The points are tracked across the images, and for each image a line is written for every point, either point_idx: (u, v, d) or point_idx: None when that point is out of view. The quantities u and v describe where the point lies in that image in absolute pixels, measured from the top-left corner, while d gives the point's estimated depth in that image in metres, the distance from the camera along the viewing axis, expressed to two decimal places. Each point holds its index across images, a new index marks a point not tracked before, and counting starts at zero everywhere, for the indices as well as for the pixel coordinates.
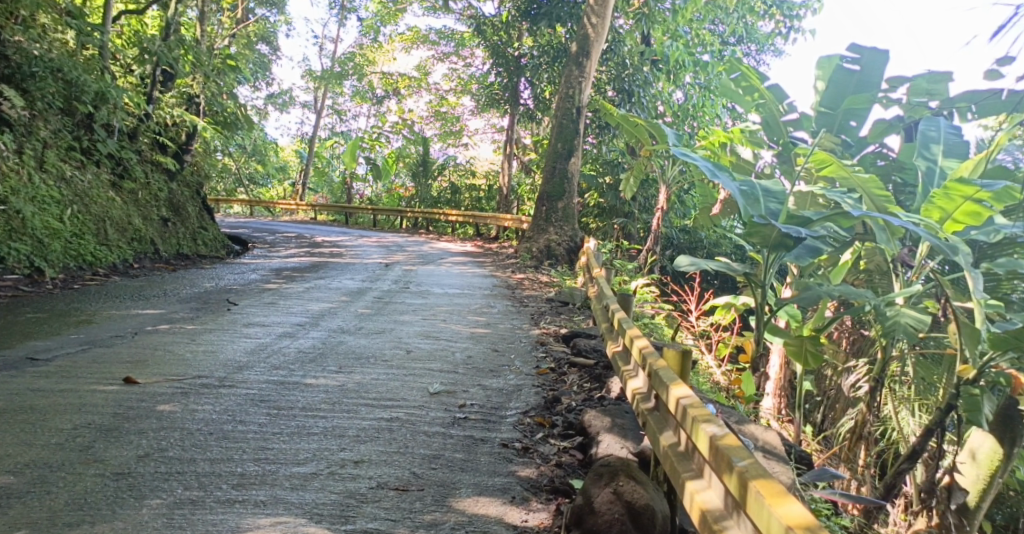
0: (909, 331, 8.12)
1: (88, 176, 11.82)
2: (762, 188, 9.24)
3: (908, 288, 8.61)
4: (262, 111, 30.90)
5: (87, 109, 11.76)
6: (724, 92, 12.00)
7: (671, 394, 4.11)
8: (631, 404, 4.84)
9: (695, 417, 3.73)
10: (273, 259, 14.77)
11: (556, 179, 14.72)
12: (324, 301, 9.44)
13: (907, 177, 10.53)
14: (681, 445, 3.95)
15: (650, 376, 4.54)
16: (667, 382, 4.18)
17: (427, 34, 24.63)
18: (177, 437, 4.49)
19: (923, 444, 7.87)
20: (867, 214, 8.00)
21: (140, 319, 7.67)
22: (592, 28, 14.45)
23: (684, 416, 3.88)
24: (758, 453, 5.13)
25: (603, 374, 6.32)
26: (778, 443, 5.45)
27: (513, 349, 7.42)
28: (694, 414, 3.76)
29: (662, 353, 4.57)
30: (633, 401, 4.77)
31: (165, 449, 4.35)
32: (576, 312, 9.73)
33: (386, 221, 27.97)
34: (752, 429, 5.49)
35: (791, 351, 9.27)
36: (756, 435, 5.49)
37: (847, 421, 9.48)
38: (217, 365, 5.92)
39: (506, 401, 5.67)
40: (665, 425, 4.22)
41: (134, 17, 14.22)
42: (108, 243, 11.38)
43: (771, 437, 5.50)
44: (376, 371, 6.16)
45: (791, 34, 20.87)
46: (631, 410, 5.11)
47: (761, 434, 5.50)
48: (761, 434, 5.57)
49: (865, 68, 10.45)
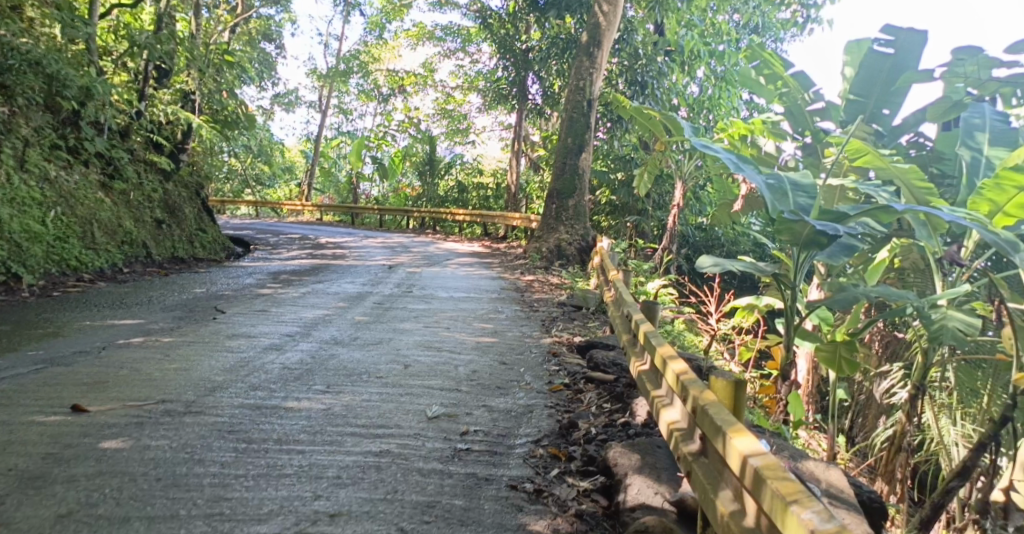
0: (958, 337, 7.35)
1: (75, 176, 11.19)
2: (791, 181, 8.36)
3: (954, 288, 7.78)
4: (267, 110, 30.31)
5: (70, 105, 11.12)
6: (745, 82, 11.17)
7: (732, 447, 3.39)
8: (667, 441, 4.13)
9: (780, 496, 2.99)
10: (273, 261, 14.07)
11: (566, 175, 14.02)
12: (320, 308, 8.73)
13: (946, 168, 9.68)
14: (749, 518, 3.24)
15: (695, 412, 3.84)
16: (726, 431, 3.45)
17: (432, 31, 23.94)
18: (114, 487, 3.79)
19: (975, 459, 6.65)
20: (911, 207, 7.11)
21: (114, 331, 6.99)
22: (603, 17, 13.74)
23: (757, 485, 3.15)
24: (825, 500, 4.37)
25: (626, 392, 5.58)
26: (845, 485, 4.65)
27: (524, 362, 6.69)
28: (779, 489, 3.02)
29: (709, 383, 3.87)
30: (670, 436, 4.07)
31: (95, 504, 3.65)
32: (590, 317, 9.00)
33: (392, 221, 27.22)
34: (814, 468, 4.71)
35: (824, 357, 8.47)
36: (817, 474, 4.70)
37: (884, 432, 8.60)
38: (187, 386, 5.22)
39: (516, 426, 4.96)
40: (720, 482, 3.52)
41: (128, 12, 13.60)
42: (95, 247, 10.71)
43: (837, 478, 4.70)
44: (367, 392, 5.44)
45: (809, 24, 20.02)
46: (664, 445, 4.39)
47: (825, 474, 4.70)
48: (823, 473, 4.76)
49: (900, 51, 9.69)
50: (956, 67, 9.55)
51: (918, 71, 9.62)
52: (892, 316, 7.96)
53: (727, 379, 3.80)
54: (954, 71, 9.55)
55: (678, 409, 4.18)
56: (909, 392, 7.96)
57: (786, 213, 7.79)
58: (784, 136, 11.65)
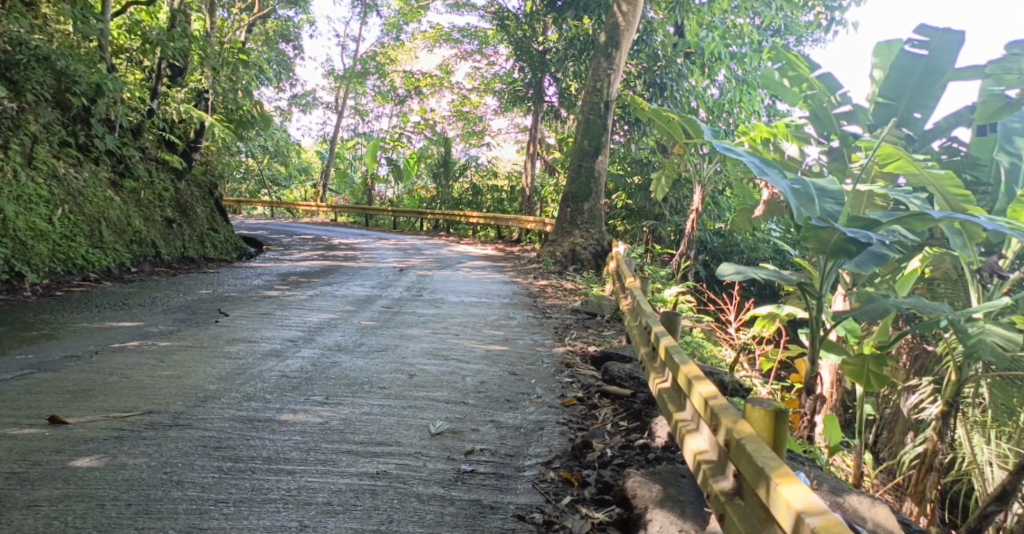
0: (997, 353, 7.01)
1: (85, 174, 10.86)
2: (817, 186, 7.93)
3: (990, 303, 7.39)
4: (284, 111, 30.10)
5: (81, 101, 10.83)
6: (770, 84, 10.83)
7: (779, 495, 3.05)
8: (693, 472, 3.80)
9: None
10: (284, 262, 13.79)
11: (582, 178, 13.68)
12: (326, 312, 8.41)
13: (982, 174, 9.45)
14: None
15: (729, 444, 3.50)
16: (772, 476, 3.10)
17: (450, 33, 23.62)
18: (79, 515, 3.52)
19: (1015, 483, 6.37)
20: (948, 215, 6.88)
21: (111, 333, 6.69)
22: (622, 17, 13.37)
23: None
24: None
25: (643, 409, 5.21)
26: (893, 524, 4.25)
27: (535, 373, 6.34)
28: None
29: (745, 412, 3.53)
30: (698, 469, 3.74)
31: None
32: (606, 325, 8.65)
33: (407, 223, 26.92)
34: (856, 505, 4.31)
35: (850, 371, 8.16)
36: (861, 512, 4.30)
37: (913, 449, 8.19)
38: (177, 395, 4.90)
39: (525, 446, 4.62)
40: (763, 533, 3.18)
41: (144, 10, 13.24)
42: (102, 246, 10.38)
43: (883, 516, 4.30)
44: (368, 404, 5.10)
45: (832, 26, 19.62)
46: (689, 475, 3.98)
47: (869, 511, 4.31)
48: (867, 510, 4.36)
49: (934, 53, 9.29)
50: (1006, 63, 9.07)
51: (952, 74, 9.25)
52: (926, 329, 7.55)
53: (764, 408, 3.41)
54: (1002, 66, 9.09)
55: (705, 436, 3.85)
56: (941, 410, 7.59)
57: (815, 220, 7.44)
58: (807, 141, 11.28)
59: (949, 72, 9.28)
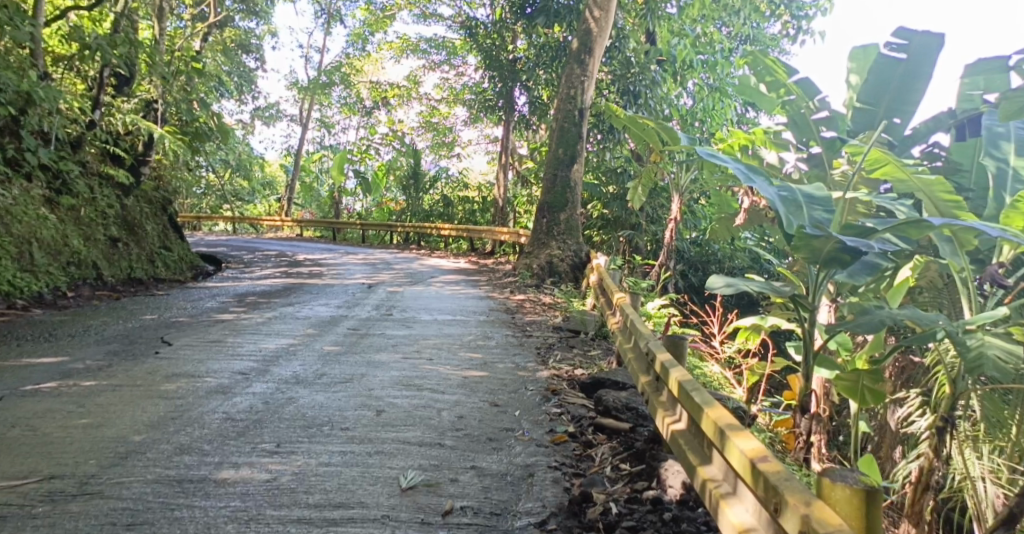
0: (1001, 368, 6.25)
1: (14, 190, 9.99)
2: (804, 193, 7.27)
3: (988, 314, 6.73)
4: (246, 124, 29.18)
5: (7, 111, 10.00)
6: (745, 91, 10.28)
7: None
8: None
9: None
10: (243, 281, 12.95)
11: (557, 188, 13.00)
12: (284, 337, 7.62)
13: (962, 180, 9.03)
14: None
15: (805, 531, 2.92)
16: None
17: (416, 43, 22.91)
18: None
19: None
20: (947, 222, 6.22)
21: (30, 371, 5.89)
22: (594, 22, 12.74)
23: None
24: None
25: (646, 449, 4.52)
26: None
27: (519, 403, 5.64)
28: None
29: (824, 491, 2.98)
30: None
31: None
32: (591, 345, 7.97)
33: (376, 237, 26.10)
34: None
35: (843, 387, 7.41)
36: None
37: (905, 465, 7.41)
38: (92, 453, 4.15)
39: (513, 501, 3.97)
40: None
41: (85, 17, 12.37)
42: (33, 269, 9.52)
43: None
44: (326, 452, 4.36)
45: (800, 35, 19.26)
46: None
47: None
48: None
49: (914, 56, 8.88)
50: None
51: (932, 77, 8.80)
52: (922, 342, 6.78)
53: (852, 488, 2.95)
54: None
55: (750, 508, 3.31)
56: (934, 425, 6.81)
57: (807, 227, 6.72)
58: (787, 147, 10.73)
59: (929, 75, 8.83)
